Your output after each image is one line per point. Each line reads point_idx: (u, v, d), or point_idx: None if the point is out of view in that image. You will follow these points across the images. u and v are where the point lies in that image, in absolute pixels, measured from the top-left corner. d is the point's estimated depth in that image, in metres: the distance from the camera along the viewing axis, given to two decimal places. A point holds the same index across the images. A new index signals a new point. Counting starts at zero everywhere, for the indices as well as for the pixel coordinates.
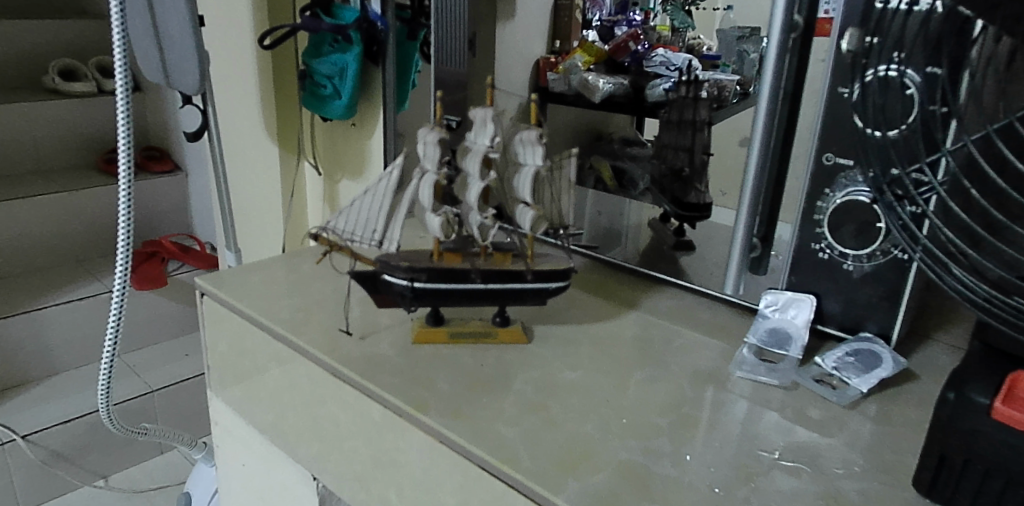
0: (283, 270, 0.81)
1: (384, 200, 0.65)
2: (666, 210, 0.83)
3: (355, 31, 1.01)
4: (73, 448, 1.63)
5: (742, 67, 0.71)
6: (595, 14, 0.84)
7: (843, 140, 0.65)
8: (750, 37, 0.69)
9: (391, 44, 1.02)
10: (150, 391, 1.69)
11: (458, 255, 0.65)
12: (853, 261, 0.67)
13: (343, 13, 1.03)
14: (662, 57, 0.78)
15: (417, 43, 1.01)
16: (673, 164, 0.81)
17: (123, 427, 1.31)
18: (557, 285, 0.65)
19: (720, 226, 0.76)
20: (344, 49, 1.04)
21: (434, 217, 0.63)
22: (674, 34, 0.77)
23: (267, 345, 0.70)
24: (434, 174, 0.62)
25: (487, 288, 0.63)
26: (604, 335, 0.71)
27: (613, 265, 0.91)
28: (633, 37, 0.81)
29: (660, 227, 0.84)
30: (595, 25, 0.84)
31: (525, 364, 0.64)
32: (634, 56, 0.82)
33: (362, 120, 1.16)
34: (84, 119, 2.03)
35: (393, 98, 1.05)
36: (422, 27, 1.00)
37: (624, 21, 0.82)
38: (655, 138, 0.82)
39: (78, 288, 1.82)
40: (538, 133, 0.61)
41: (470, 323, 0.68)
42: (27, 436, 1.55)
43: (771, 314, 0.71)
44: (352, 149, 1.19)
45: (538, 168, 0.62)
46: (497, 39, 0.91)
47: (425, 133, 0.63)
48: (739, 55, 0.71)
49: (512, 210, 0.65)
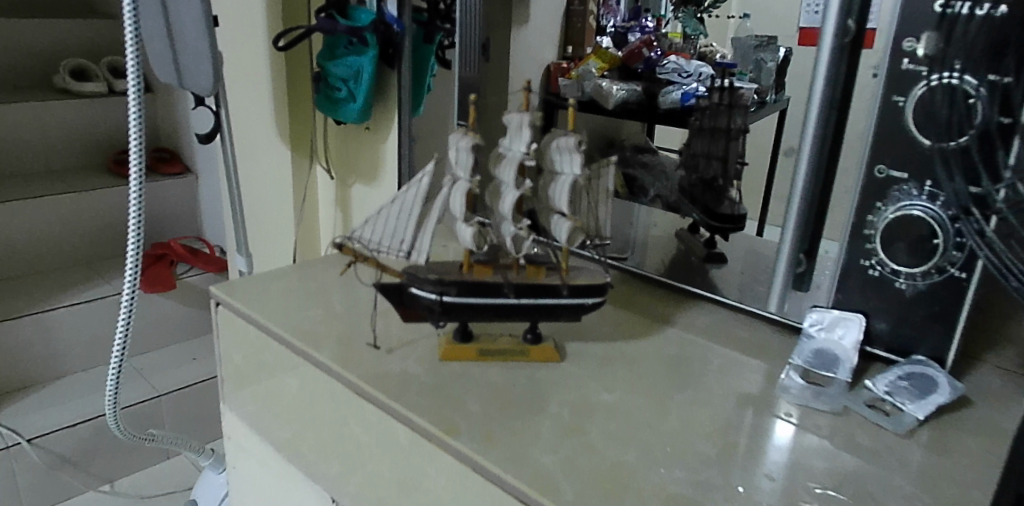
0: (300, 279, 0.78)
1: (414, 209, 0.61)
2: (697, 220, 0.81)
3: (371, 33, 0.97)
4: (78, 452, 1.59)
5: (760, 74, 0.73)
6: (610, 20, 0.84)
7: (899, 151, 0.61)
8: (766, 45, 0.72)
9: (406, 47, 0.97)
10: (157, 395, 1.66)
11: (489, 267, 0.61)
12: (905, 279, 0.63)
13: (359, 15, 0.98)
14: (675, 64, 0.79)
15: (432, 47, 0.96)
16: (704, 174, 0.79)
17: (131, 434, 1.27)
18: (594, 300, 0.61)
19: (764, 242, 0.74)
20: (359, 52, 1.00)
21: (466, 228, 0.59)
22: (685, 40, 0.80)
23: (285, 358, 0.67)
24: (467, 182, 0.58)
25: (520, 303, 0.60)
26: (639, 353, 0.67)
27: (639, 277, 0.85)
28: (647, 44, 0.82)
29: (688, 238, 0.81)
30: (609, 31, 0.85)
31: (559, 384, 0.61)
32: (648, 62, 0.82)
33: (376, 124, 1.12)
34: (94, 119, 2.00)
35: (408, 102, 1.00)
36: (438, 30, 0.95)
37: (636, 27, 0.84)
38: (684, 146, 0.80)
39: (86, 289, 1.80)
40: (577, 140, 0.58)
41: (500, 340, 0.64)
42: (32, 439, 1.52)
43: (817, 334, 0.67)
44: (365, 154, 1.16)
45: (576, 178, 0.59)
46: (513, 44, 0.89)
47: (457, 138, 0.59)
48: (755, 63, 0.73)
49: (547, 221, 0.61)
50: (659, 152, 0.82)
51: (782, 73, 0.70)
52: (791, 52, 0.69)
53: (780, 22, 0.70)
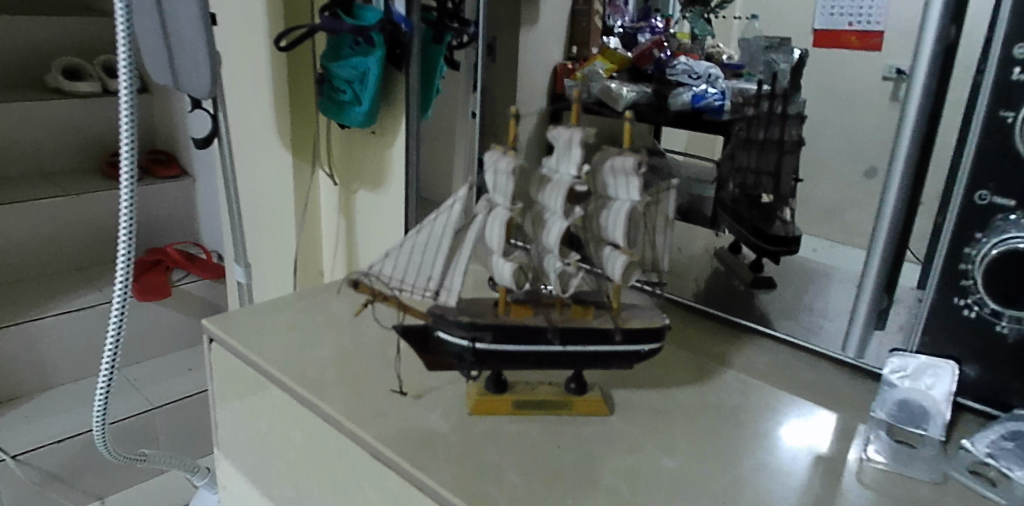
0: (305, 311, 0.69)
1: (442, 241, 0.51)
2: (737, 237, 0.74)
3: (378, 33, 0.87)
4: (68, 469, 1.45)
5: (771, 76, 0.69)
6: (617, 20, 0.78)
7: (1005, 173, 0.53)
8: (778, 47, 0.67)
9: (413, 48, 0.86)
10: (151, 408, 1.55)
11: (528, 307, 0.52)
12: (1008, 322, 0.54)
13: (367, 14, 0.89)
14: (685, 65, 0.73)
15: (441, 48, 0.86)
16: (750, 188, 0.72)
17: (124, 454, 1.15)
18: (650, 347, 0.52)
19: (839, 270, 0.66)
20: (365, 52, 0.90)
21: (504, 264, 0.50)
22: (694, 41, 0.74)
23: (291, 408, 0.58)
24: (507, 211, 0.50)
25: (566, 350, 0.52)
26: (696, 404, 0.59)
27: (692, 310, 0.78)
28: (657, 45, 0.75)
29: (730, 258, 0.75)
30: (617, 32, 0.78)
31: (609, 445, 0.52)
32: (658, 64, 0.75)
33: (382, 127, 1.03)
34: (89, 121, 1.88)
35: (416, 105, 0.89)
36: (448, 29, 0.85)
37: (646, 27, 0.77)
38: (728, 158, 0.73)
39: (78, 298, 1.69)
40: (637, 162, 0.49)
41: (538, 389, 0.56)
42: (16, 456, 1.38)
43: (900, 383, 0.59)
44: (369, 160, 1.07)
45: (634, 205, 0.50)
46: (520, 47, 0.81)
47: (495, 159, 0.50)
48: (766, 65, 0.69)
49: (596, 253, 0.53)
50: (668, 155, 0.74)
51: (797, 73, 0.67)
52: (807, 55, 0.65)
53: (787, 22, 0.66)
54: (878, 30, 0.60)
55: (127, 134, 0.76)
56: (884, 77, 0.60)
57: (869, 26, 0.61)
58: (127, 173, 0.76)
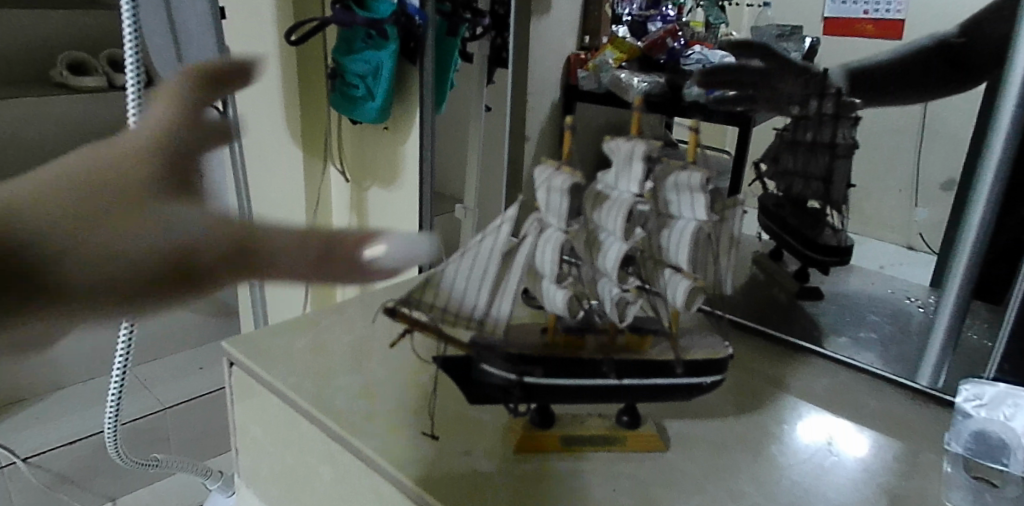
0: (327, 331, 0.66)
1: (488, 267, 0.47)
2: (779, 244, 0.70)
3: (391, 25, 0.86)
4: (81, 470, 1.26)
5: (779, 67, 0.65)
6: (625, 8, 0.71)
7: None
8: (790, 35, 0.64)
9: (429, 42, 0.85)
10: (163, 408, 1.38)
11: (582, 338, 0.49)
12: None
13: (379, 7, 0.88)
14: (699, 54, 0.67)
15: (456, 40, 0.84)
16: (798, 193, 0.67)
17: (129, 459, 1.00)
18: (712, 380, 0.49)
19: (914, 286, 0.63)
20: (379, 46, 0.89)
21: (558, 290, 0.46)
22: (708, 30, 0.68)
23: (320, 443, 0.54)
24: (561, 232, 0.46)
25: (622, 385, 0.48)
26: (752, 437, 0.56)
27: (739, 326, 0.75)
28: (671, 33, 0.68)
29: (771, 266, 0.71)
30: (626, 20, 0.71)
31: (668, 487, 0.49)
32: (672, 54, 0.68)
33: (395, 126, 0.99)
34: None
35: (429, 101, 0.88)
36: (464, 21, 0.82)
37: (658, 16, 0.70)
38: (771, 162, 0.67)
39: None
40: (704, 177, 0.46)
41: (588, 423, 0.52)
42: (28, 458, 1.19)
43: (977, 412, 0.55)
44: (384, 155, 1.04)
45: (699, 224, 0.47)
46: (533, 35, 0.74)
47: (548, 176, 0.46)
48: (778, 54, 0.64)
49: (653, 278, 0.49)
50: None
51: (807, 65, 0.63)
52: (818, 43, 0.62)
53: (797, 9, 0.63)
54: (897, 18, 0.59)
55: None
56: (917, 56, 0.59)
57: (887, 14, 0.59)
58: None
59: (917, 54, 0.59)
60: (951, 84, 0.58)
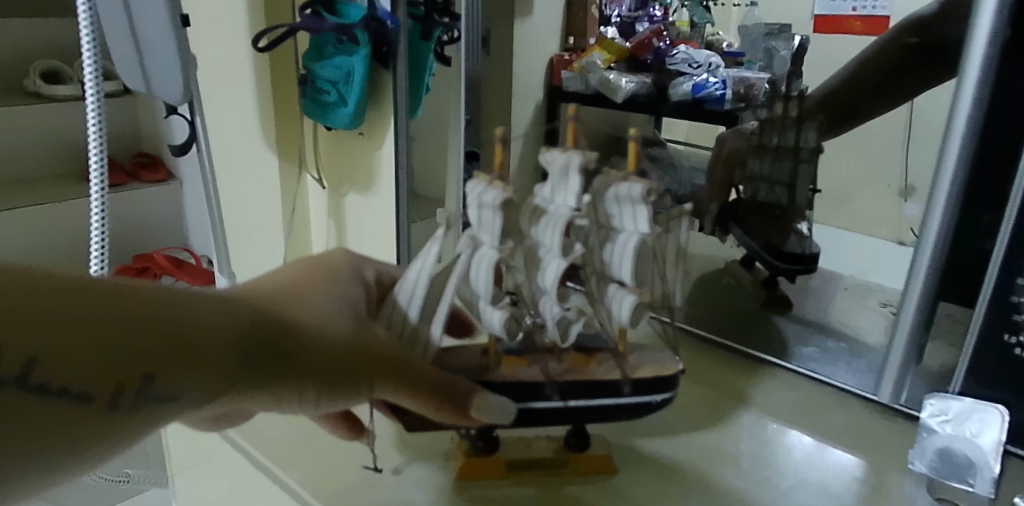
0: None
1: (418, 287, 0.47)
2: (751, 253, 0.70)
3: (362, 31, 0.75)
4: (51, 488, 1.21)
5: (769, 66, 0.65)
6: (614, 10, 0.71)
7: None
8: (779, 33, 0.63)
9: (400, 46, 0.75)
10: None
11: (523, 358, 0.47)
12: None
13: (349, 11, 0.78)
14: (684, 54, 0.68)
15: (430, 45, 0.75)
16: (766, 199, 0.67)
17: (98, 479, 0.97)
18: (662, 397, 0.47)
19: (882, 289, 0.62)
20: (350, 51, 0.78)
21: (494, 312, 0.46)
22: (693, 30, 0.69)
23: (261, 482, 0.53)
24: (495, 251, 0.45)
25: (568, 407, 0.46)
26: (710, 454, 0.54)
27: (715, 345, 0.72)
28: (656, 34, 0.70)
29: (740, 274, 0.71)
30: (614, 21, 0.72)
31: None
32: (658, 53, 0.70)
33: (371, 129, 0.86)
34: (45, 118, 1.51)
35: (405, 105, 0.77)
36: (437, 25, 0.74)
37: (645, 16, 0.71)
38: (741, 167, 0.68)
39: None
40: (645, 189, 0.45)
41: (536, 446, 0.50)
42: None
43: (942, 428, 0.52)
44: (358, 165, 0.90)
45: (642, 237, 0.46)
46: (516, 38, 0.72)
47: (480, 192, 0.46)
48: (766, 52, 0.65)
49: (600, 293, 0.49)
50: (667, 144, 0.68)
51: (799, 60, 0.62)
52: (807, 42, 0.62)
53: (788, 8, 0.62)
54: (883, 15, 0.58)
55: (94, 133, 0.63)
56: (899, 39, 0.58)
57: (874, 11, 0.58)
58: (95, 179, 0.64)
59: (888, 44, 0.58)
60: (927, 74, 0.56)
